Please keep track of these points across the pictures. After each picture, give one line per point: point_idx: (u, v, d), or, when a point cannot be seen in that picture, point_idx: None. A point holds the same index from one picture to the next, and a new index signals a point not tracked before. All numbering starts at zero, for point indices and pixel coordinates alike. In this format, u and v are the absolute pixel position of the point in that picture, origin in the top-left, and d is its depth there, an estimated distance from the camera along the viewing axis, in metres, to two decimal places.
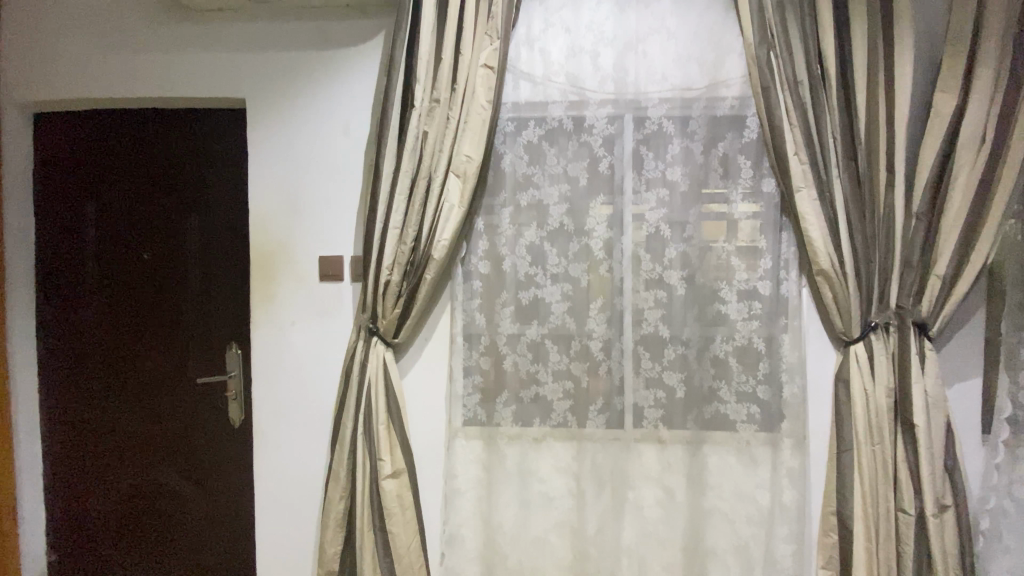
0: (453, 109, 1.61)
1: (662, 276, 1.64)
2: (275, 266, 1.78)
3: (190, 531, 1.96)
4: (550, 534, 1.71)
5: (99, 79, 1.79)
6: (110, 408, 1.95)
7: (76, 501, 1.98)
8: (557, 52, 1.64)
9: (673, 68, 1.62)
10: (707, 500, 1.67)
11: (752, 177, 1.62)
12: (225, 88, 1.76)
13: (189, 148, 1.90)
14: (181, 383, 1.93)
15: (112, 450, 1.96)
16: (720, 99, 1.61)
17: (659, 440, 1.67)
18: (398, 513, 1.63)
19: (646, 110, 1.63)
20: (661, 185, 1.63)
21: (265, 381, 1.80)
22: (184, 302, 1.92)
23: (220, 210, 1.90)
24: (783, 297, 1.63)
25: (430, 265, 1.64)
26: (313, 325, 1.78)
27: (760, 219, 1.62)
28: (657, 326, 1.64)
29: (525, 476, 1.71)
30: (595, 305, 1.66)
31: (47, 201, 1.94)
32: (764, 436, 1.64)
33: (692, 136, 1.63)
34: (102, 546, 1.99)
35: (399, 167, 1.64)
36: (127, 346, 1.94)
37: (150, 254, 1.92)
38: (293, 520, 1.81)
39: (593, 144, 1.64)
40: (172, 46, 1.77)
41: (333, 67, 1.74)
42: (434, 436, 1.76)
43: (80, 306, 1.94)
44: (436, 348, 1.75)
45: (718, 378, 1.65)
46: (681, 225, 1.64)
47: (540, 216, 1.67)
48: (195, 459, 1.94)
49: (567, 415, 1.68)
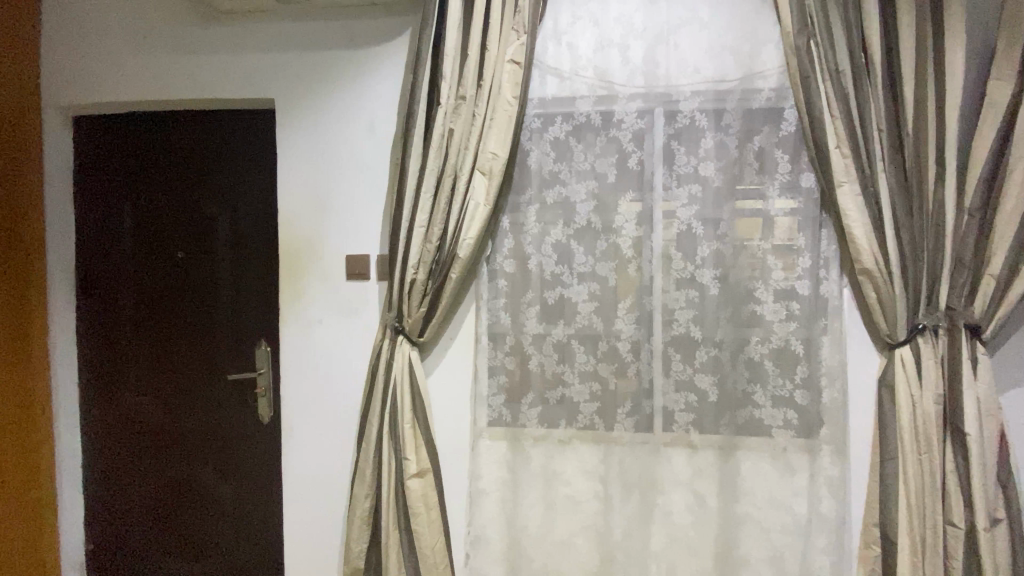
0: (479, 105, 1.59)
1: (694, 275, 1.58)
2: (302, 266, 1.79)
3: (218, 525, 2.00)
4: (575, 537, 1.68)
5: (136, 81, 1.83)
6: (145, 404, 2.00)
7: (112, 492, 2.04)
8: (585, 46, 1.60)
9: (705, 59, 1.56)
10: (740, 508, 1.60)
11: (790, 171, 1.55)
12: (255, 89, 1.78)
13: (221, 148, 1.93)
14: (212, 379, 1.96)
15: (148, 446, 2.01)
16: (755, 91, 1.55)
17: (690, 444, 1.61)
18: (423, 512, 1.61)
19: (677, 103, 1.57)
20: (694, 181, 1.57)
21: (293, 378, 1.81)
22: (215, 299, 1.95)
23: (249, 209, 1.93)
24: (822, 297, 1.55)
25: (455, 265, 1.63)
26: (340, 323, 1.78)
27: (798, 215, 1.55)
28: (687, 327, 1.59)
29: (549, 478, 1.67)
30: (624, 304, 1.61)
31: (87, 201, 1.99)
32: (802, 442, 1.57)
33: (726, 129, 1.57)
34: (139, 540, 2.04)
35: (425, 165, 1.63)
36: (160, 344, 1.99)
37: (183, 253, 1.96)
38: (321, 517, 1.82)
39: (622, 139, 1.60)
40: (205, 48, 1.79)
41: (359, 66, 1.74)
42: (458, 435, 1.74)
43: (117, 304, 2.00)
44: (460, 347, 1.73)
45: (753, 381, 1.58)
46: (714, 222, 1.58)
47: (567, 214, 1.63)
48: (225, 454, 1.97)
49: (594, 417, 1.64)
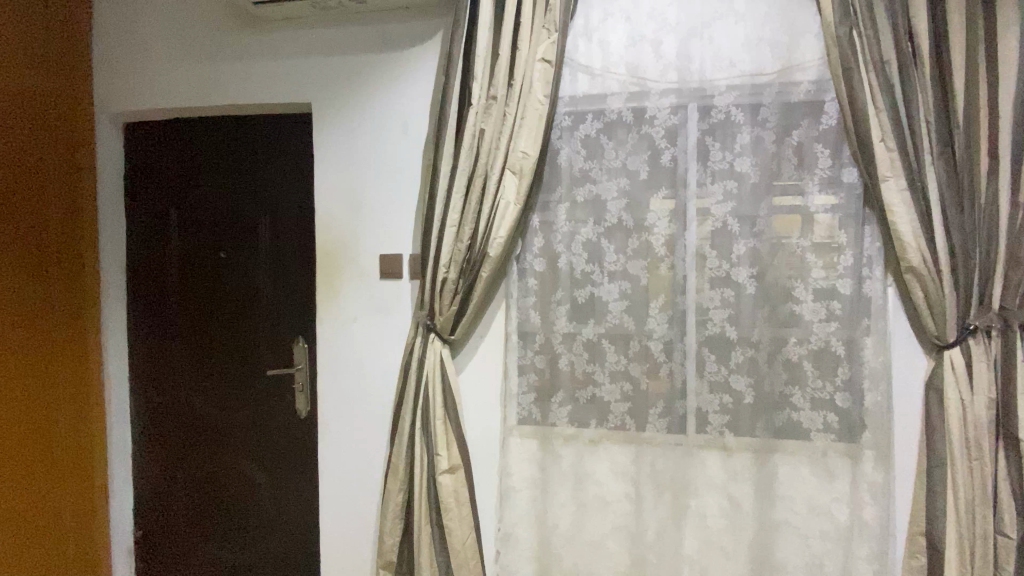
0: (510, 104, 1.59)
1: (729, 273, 1.55)
2: (337, 266, 1.83)
3: (258, 515, 2.06)
4: (606, 538, 1.66)
5: (181, 89, 1.90)
6: (191, 398, 2.09)
7: (160, 481, 2.13)
8: (616, 42, 1.58)
9: (741, 53, 1.52)
10: (777, 512, 1.56)
11: (831, 166, 1.50)
12: (292, 93, 1.83)
13: (261, 151, 2.00)
14: (252, 374, 2.03)
15: (193, 438, 2.09)
16: (794, 84, 1.50)
17: (724, 447, 1.58)
18: (455, 508, 1.63)
19: (712, 98, 1.54)
20: (729, 177, 1.54)
21: (329, 374, 1.86)
22: (256, 298, 2.01)
23: (288, 210, 1.98)
24: (865, 297, 1.50)
25: (486, 263, 1.64)
26: (374, 321, 1.82)
27: (839, 212, 1.50)
28: (722, 326, 1.56)
29: (580, 478, 1.67)
30: (656, 303, 1.59)
31: (137, 203, 2.09)
32: (842, 447, 1.52)
33: (763, 124, 1.52)
34: (185, 530, 2.13)
35: (457, 165, 1.64)
36: (205, 340, 2.06)
37: (226, 253, 2.03)
38: (354, 511, 1.86)
39: (654, 136, 1.57)
40: (245, 54, 1.85)
41: (392, 68, 1.77)
42: (488, 433, 1.75)
43: (164, 302, 2.08)
44: (491, 346, 1.74)
45: (791, 383, 1.53)
46: (750, 219, 1.54)
47: (598, 212, 1.62)
48: (264, 447, 2.04)
49: (625, 417, 1.63)
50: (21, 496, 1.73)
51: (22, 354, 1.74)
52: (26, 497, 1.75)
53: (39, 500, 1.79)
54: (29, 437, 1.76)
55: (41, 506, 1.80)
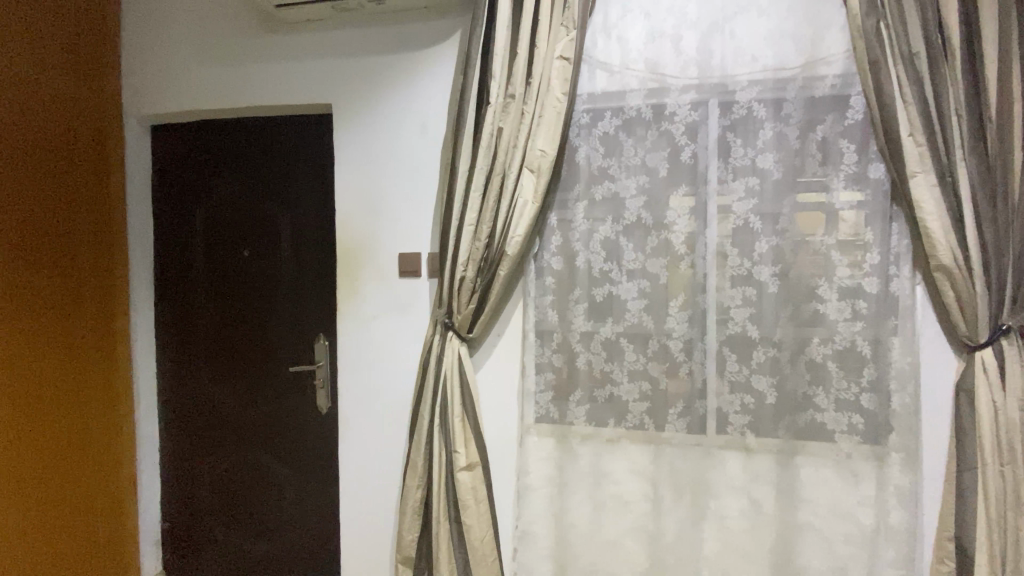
0: (528, 103, 1.59)
1: (751, 271, 1.52)
2: (357, 265, 1.85)
3: (280, 509, 2.10)
4: (624, 538, 1.65)
5: (205, 91, 1.94)
6: (215, 393, 2.13)
7: (185, 475, 2.18)
8: (635, 39, 1.57)
9: (763, 47, 1.49)
10: (800, 515, 1.54)
11: (856, 162, 1.47)
12: (313, 94, 1.86)
13: (282, 151, 2.03)
14: (275, 370, 2.06)
15: (217, 432, 2.14)
16: (818, 78, 1.47)
17: (745, 448, 1.56)
18: (473, 505, 1.64)
19: (734, 94, 1.52)
20: (751, 173, 1.51)
21: (350, 372, 1.88)
22: (278, 295, 2.05)
23: (309, 209, 2.01)
24: (892, 296, 1.46)
25: (503, 262, 1.64)
26: (393, 319, 1.83)
27: (865, 209, 1.47)
28: (744, 326, 1.53)
29: (598, 477, 1.66)
30: (676, 301, 1.58)
31: (164, 204, 2.14)
32: (868, 449, 1.49)
33: (786, 120, 1.50)
34: (210, 523, 2.17)
35: (475, 164, 1.64)
36: (228, 337, 2.10)
37: (249, 252, 2.06)
38: (373, 506, 1.88)
39: (674, 132, 1.55)
40: (267, 57, 1.88)
41: (411, 68, 1.78)
42: (506, 431, 1.75)
43: (189, 299, 2.13)
44: (509, 344, 1.74)
45: (814, 384, 1.51)
46: (773, 217, 1.51)
47: (616, 210, 1.60)
48: (285, 442, 2.07)
49: (643, 417, 1.61)
50: (51, 489, 1.78)
51: (52, 350, 1.79)
52: (56, 490, 1.80)
53: (68, 493, 1.84)
54: (59, 432, 1.81)
55: (70, 498, 1.85)
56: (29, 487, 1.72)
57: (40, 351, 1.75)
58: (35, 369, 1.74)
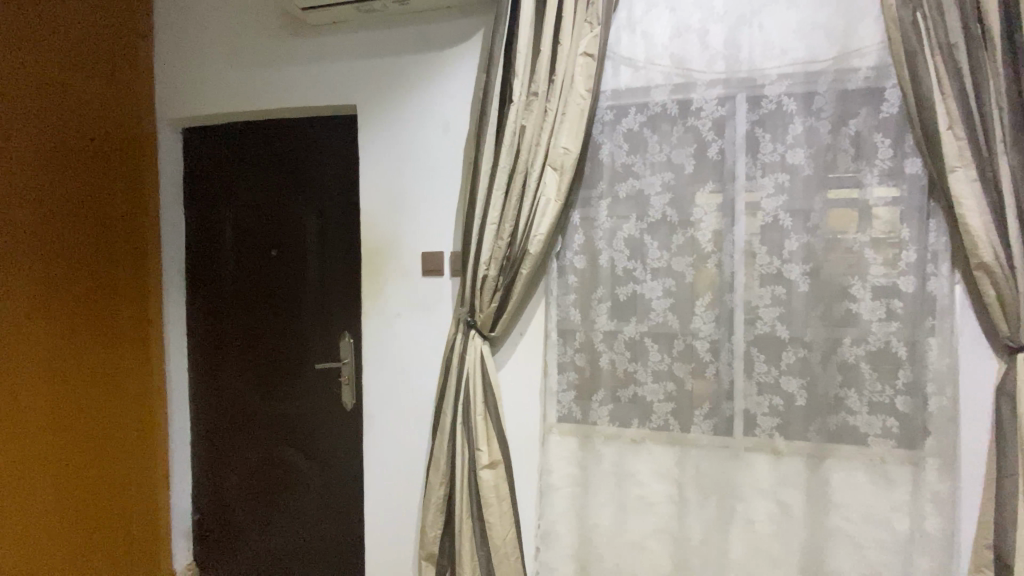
0: (551, 101, 1.58)
1: (781, 270, 1.49)
2: (382, 263, 1.87)
3: (306, 504, 2.13)
4: (648, 539, 1.63)
5: (234, 94, 1.98)
6: (244, 389, 2.17)
7: (216, 468, 2.23)
8: (661, 33, 1.55)
9: (793, 40, 1.46)
10: (830, 519, 1.50)
11: (892, 157, 1.42)
12: (338, 95, 1.88)
13: (308, 151, 2.05)
14: (302, 367, 2.10)
15: (246, 428, 2.18)
16: (851, 71, 1.43)
17: (773, 451, 1.52)
18: (495, 503, 1.64)
19: (762, 88, 1.48)
20: (780, 169, 1.48)
21: (374, 369, 1.90)
22: (305, 293, 2.08)
23: (334, 209, 2.03)
24: (930, 295, 1.41)
25: (526, 260, 1.63)
26: (416, 317, 1.85)
27: (900, 206, 1.42)
28: (773, 326, 1.50)
29: (622, 478, 1.64)
30: (702, 301, 1.55)
31: (195, 204, 2.19)
32: (903, 454, 1.44)
33: (818, 114, 1.46)
34: (239, 515, 2.22)
35: (498, 162, 1.64)
36: (257, 334, 2.15)
37: (277, 252, 2.10)
38: (397, 503, 1.90)
39: (701, 128, 1.53)
40: (293, 59, 1.91)
41: (434, 67, 1.78)
42: (528, 430, 1.75)
43: (220, 297, 2.18)
44: (531, 343, 1.73)
45: (846, 386, 1.46)
46: (803, 214, 1.47)
47: (640, 208, 1.58)
48: (312, 437, 2.11)
49: (668, 418, 1.59)
50: (81, 483, 1.82)
51: (84, 348, 1.84)
52: (86, 484, 1.84)
53: (98, 488, 1.88)
54: (90, 427, 1.86)
55: (99, 493, 1.89)
56: (61, 482, 1.76)
57: (72, 349, 1.80)
58: (68, 367, 1.78)
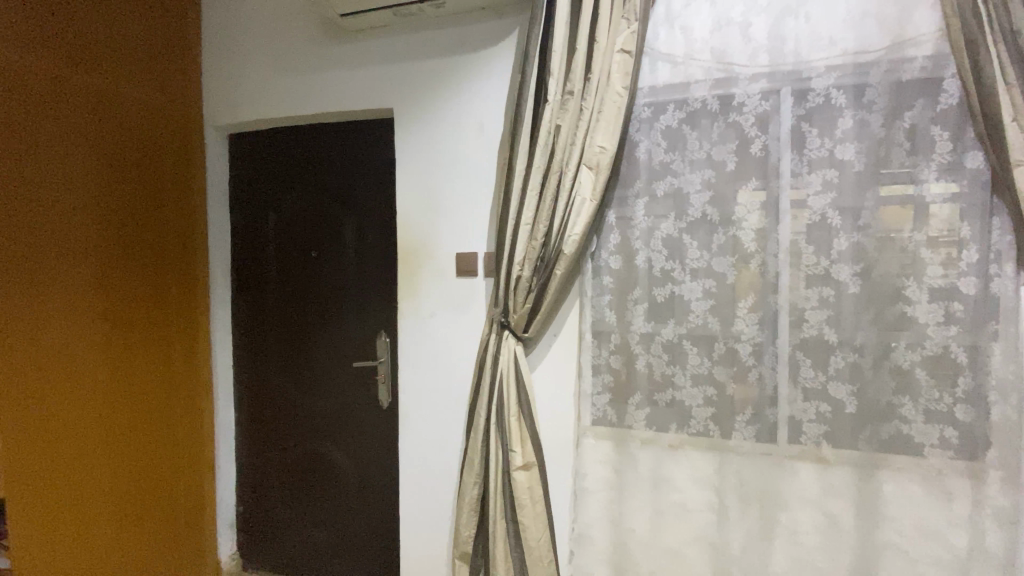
0: (587, 99, 1.55)
1: (829, 271, 1.42)
2: (417, 264, 1.89)
3: (344, 499, 2.17)
4: (685, 547, 1.59)
5: (276, 100, 2.04)
6: (285, 386, 2.23)
7: (259, 462, 2.30)
8: (701, 27, 1.51)
9: (842, 30, 1.39)
10: (881, 532, 1.42)
11: (951, 151, 1.34)
12: (376, 99, 1.91)
13: (347, 154, 2.09)
14: (340, 365, 2.14)
15: (287, 424, 2.24)
16: (905, 61, 1.36)
17: (820, 459, 1.46)
18: (529, 505, 1.62)
19: (809, 81, 1.42)
20: (828, 165, 1.41)
21: (410, 368, 1.92)
22: (343, 293, 2.12)
23: (372, 210, 2.06)
24: (993, 298, 1.32)
25: (560, 261, 1.61)
26: (450, 317, 1.85)
27: (960, 203, 1.34)
28: (820, 329, 1.43)
29: (658, 483, 1.60)
30: (744, 303, 1.50)
31: (240, 207, 2.27)
32: (962, 466, 1.36)
33: (869, 107, 1.39)
34: (280, 509, 2.28)
35: (532, 162, 1.63)
36: (298, 332, 2.20)
37: (316, 253, 2.15)
38: (431, 501, 1.91)
39: (743, 124, 1.48)
40: (332, 64, 1.95)
41: (469, 69, 1.79)
42: (563, 432, 1.73)
43: (262, 296, 2.25)
44: (565, 344, 1.71)
45: (900, 393, 1.39)
46: (853, 212, 1.41)
47: (679, 206, 1.54)
48: (350, 435, 2.14)
49: (708, 424, 1.55)
50: (131, 478, 1.90)
51: (132, 350, 1.91)
52: (133, 481, 1.91)
53: (144, 485, 1.95)
54: (137, 426, 1.92)
55: (145, 490, 1.95)
56: (108, 479, 1.82)
57: (121, 350, 1.86)
58: (117, 367, 1.85)
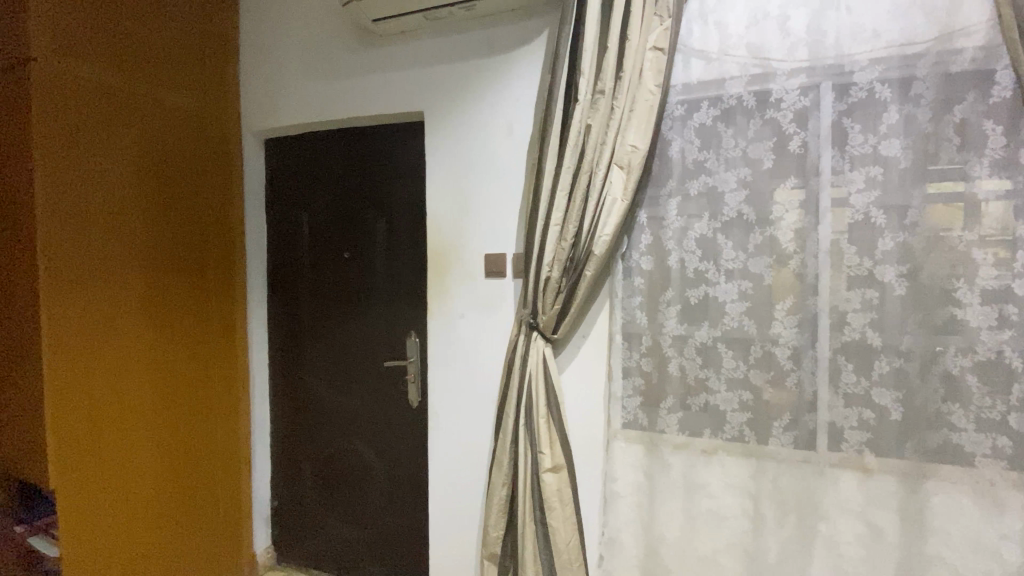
0: (618, 97, 1.53)
1: (873, 272, 1.37)
2: (447, 264, 1.90)
3: (375, 496, 2.20)
4: (718, 555, 1.55)
5: (311, 105, 2.09)
6: (318, 384, 2.28)
7: (293, 458, 2.35)
8: (736, 23, 1.47)
9: (886, 22, 1.34)
10: (928, 545, 1.36)
11: (1004, 146, 1.27)
12: (407, 102, 1.93)
13: (379, 157, 2.12)
14: (372, 364, 2.17)
15: (321, 420, 2.28)
16: (955, 52, 1.29)
17: (862, 467, 1.41)
18: (558, 508, 1.61)
19: (851, 75, 1.37)
20: (872, 162, 1.36)
21: (440, 368, 1.93)
22: (375, 293, 2.15)
23: (403, 212, 2.09)
24: None
25: (590, 262, 1.59)
26: (479, 318, 1.86)
27: (1015, 200, 1.27)
28: (863, 333, 1.38)
29: (690, 488, 1.57)
30: (782, 305, 1.45)
31: (276, 210, 2.32)
32: (1016, 478, 1.29)
33: (916, 101, 1.33)
34: (313, 504, 2.33)
35: (562, 162, 1.62)
36: (331, 331, 2.24)
37: (349, 254, 2.18)
38: (460, 501, 1.92)
39: (781, 121, 1.44)
40: (365, 69, 1.98)
41: (499, 69, 1.79)
42: (592, 435, 1.71)
43: (297, 297, 2.30)
44: (595, 346, 1.70)
45: (949, 400, 1.33)
46: (899, 210, 1.35)
47: (713, 206, 1.51)
48: (381, 432, 2.17)
49: (743, 429, 1.51)
50: (173, 471, 1.97)
51: (175, 349, 1.98)
52: (174, 474, 1.97)
53: (184, 482, 2.01)
54: (177, 425, 1.99)
55: (185, 488, 2.02)
56: (150, 476, 1.89)
57: (163, 350, 1.93)
58: (161, 363, 1.92)
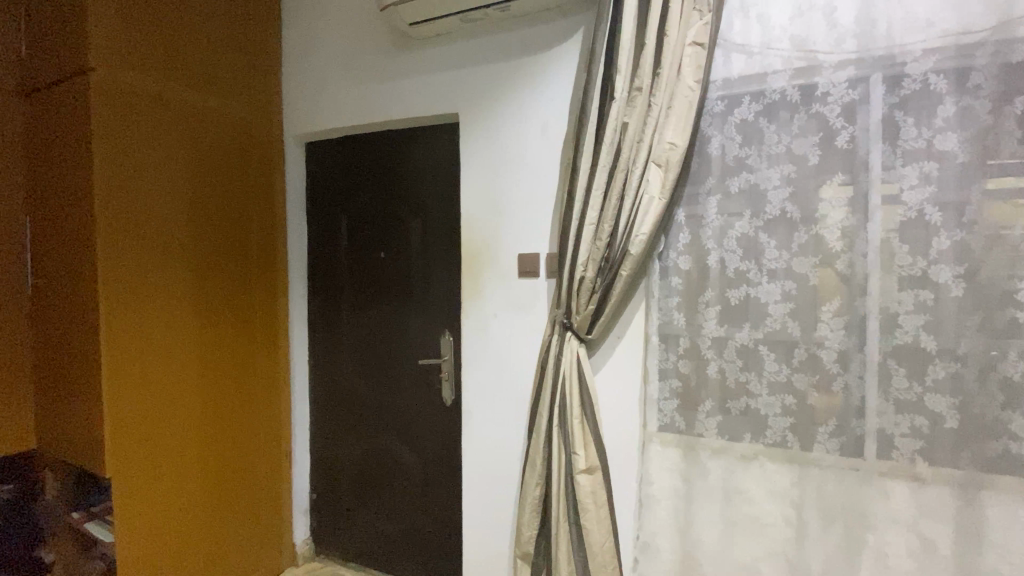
0: (656, 94, 1.51)
1: (927, 273, 1.31)
2: (481, 264, 1.91)
3: (409, 492, 2.24)
4: (758, 562, 1.51)
5: (350, 108, 2.13)
6: (355, 381, 2.33)
7: (331, 453, 2.41)
8: (779, 16, 1.43)
9: (942, 9, 1.28)
10: (985, 560, 1.29)
11: None
12: (443, 103, 1.95)
13: (415, 158, 2.15)
14: (407, 362, 2.20)
15: (358, 417, 2.33)
16: (1017, 41, 1.23)
17: (913, 477, 1.34)
18: (592, 510, 1.60)
19: (903, 66, 1.31)
20: (926, 157, 1.30)
21: (474, 367, 1.94)
22: (410, 292, 2.18)
23: (438, 212, 2.11)
24: None
25: (625, 262, 1.57)
26: (513, 317, 1.86)
27: None
28: (916, 336, 1.32)
29: (729, 493, 1.53)
30: (828, 307, 1.40)
31: (316, 211, 2.39)
32: None
33: (974, 92, 1.26)
34: (350, 499, 2.38)
35: (597, 161, 1.60)
36: (367, 329, 2.28)
37: (385, 254, 2.22)
38: (494, 500, 1.93)
39: (827, 115, 1.39)
40: (403, 71, 2.02)
41: (534, 69, 1.79)
42: (627, 436, 1.69)
43: (335, 295, 2.35)
44: (631, 347, 1.67)
45: (1009, 407, 1.26)
46: (956, 208, 1.28)
47: (755, 204, 1.47)
48: (415, 430, 2.20)
49: (786, 434, 1.46)
50: (217, 463, 2.04)
51: (220, 345, 2.05)
52: (219, 465, 2.05)
53: (228, 477, 2.09)
54: (221, 421, 2.06)
55: (228, 481, 2.09)
56: (196, 469, 1.96)
57: (208, 349, 2.00)
58: (207, 359, 1.99)
